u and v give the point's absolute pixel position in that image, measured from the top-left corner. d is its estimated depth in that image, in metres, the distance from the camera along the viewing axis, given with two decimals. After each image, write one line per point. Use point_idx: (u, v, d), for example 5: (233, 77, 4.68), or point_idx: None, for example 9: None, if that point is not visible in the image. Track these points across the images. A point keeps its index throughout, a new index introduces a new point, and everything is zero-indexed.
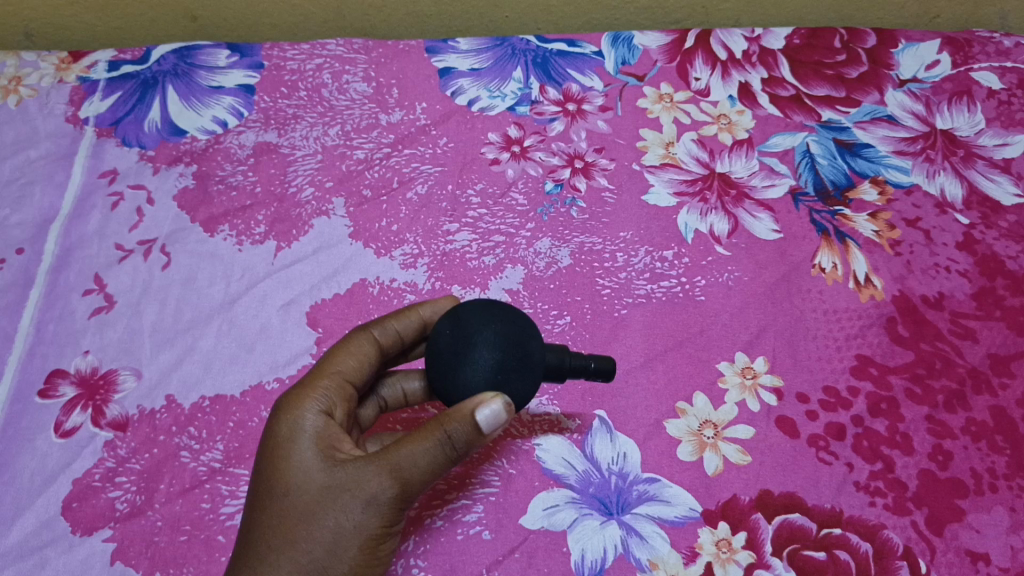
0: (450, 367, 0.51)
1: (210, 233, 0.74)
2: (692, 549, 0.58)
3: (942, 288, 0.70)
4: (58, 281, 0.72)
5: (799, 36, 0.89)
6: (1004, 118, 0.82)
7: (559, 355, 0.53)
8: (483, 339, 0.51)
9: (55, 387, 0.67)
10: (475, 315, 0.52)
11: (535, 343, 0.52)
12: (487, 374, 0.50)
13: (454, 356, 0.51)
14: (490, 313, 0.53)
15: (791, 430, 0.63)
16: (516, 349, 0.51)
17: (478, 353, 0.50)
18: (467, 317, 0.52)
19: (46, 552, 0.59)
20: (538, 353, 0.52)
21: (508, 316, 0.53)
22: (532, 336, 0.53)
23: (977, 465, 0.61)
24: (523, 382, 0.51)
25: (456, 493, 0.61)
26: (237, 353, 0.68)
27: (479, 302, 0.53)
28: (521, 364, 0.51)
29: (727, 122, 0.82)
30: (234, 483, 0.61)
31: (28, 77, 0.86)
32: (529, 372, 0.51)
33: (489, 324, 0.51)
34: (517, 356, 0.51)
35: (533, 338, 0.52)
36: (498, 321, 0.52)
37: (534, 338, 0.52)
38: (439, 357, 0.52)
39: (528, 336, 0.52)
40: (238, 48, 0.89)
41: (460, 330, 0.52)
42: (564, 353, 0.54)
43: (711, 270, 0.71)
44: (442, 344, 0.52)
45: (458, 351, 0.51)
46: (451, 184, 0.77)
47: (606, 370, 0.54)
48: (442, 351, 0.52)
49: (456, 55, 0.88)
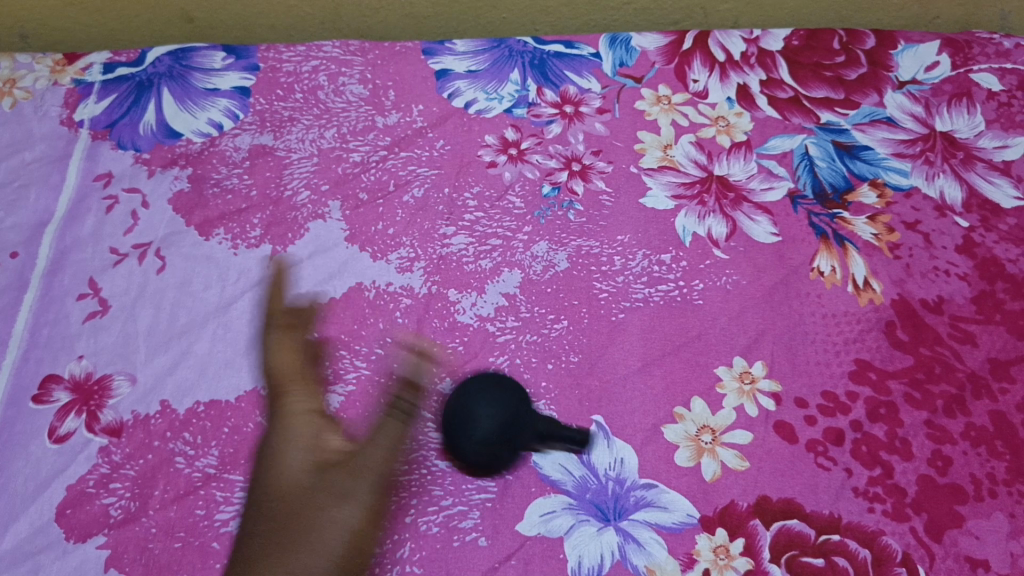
0: (458, 420, 0.58)
1: (205, 237, 0.74)
2: (689, 556, 0.58)
3: (942, 292, 0.69)
4: (54, 284, 0.72)
5: (798, 37, 0.89)
6: (1004, 120, 0.82)
7: (550, 424, 0.60)
8: (485, 397, 0.58)
9: (49, 392, 0.66)
10: (478, 387, 0.59)
11: (529, 411, 0.60)
12: (485, 432, 0.57)
13: (461, 415, 0.58)
14: (490, 383, 0.59)
15: (789, 435, 0.62)
16: (514, 414, 0.58)
17: (480, 408, 0.58)
18: (471, 387, 0.59)
19: (40, 559, 0.59)
20: (531, 421, 0.60)
21: (509, 392, 0.59)
22: (527, 407, 0.60)
23: (977, 471, 0.61)
24: (517, 440, 0.59)
25: (411, 468, 0.61)
26: (232, 358, 0.67)
27: (482, 380, 0.60)
28: (516, 425, 0.58)
29: (725, 124, 0.82)
30: (229, 489, 0.61)
31: (23, 79, 0.86)
32: (522, 435, 0.59)
33: (490, 396, 0.58)
34: (514, 421, 0.58)
35: (526, 406, 0.60)
36: (499, 390, 0.59)
37: (528, 407, 0.60)
38: (450, 419, 0.59)
39: (523, 406, 0.59)
40: (234, 50, 0.89)
41: (465, 398, 0.59)
42: (555, 424, 0.61)
43: (709, 273, 0.71)
44: (451, 411, 0.59)
45: (465, 411, 0.58)
46: (447, 187, 0.77)
47: (588, 440, 0.61)
48: (452, 418, 0.59)
49: (453, 57, 0.88)
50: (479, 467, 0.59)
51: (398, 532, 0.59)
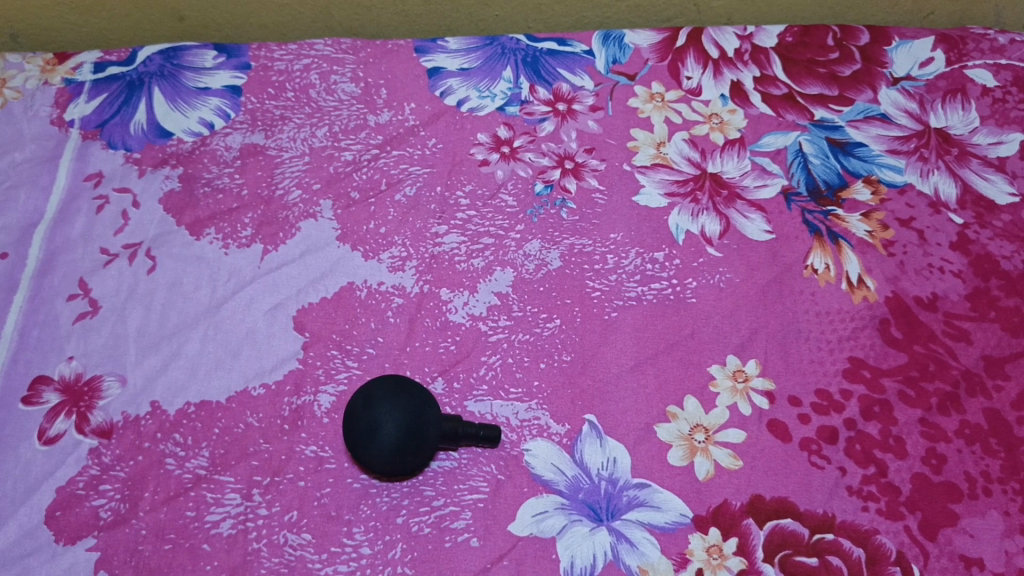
0: (363, 435, 0.57)
1: (196, 236, 0.73)
2: (682, 556, 0.57)
3: (936, 289, 0.69)
4: (43, 285, 0.71)
5: (792, 33, 0.89)
6: (998, 116, 0.81)
7: (453, 426, 0.59)
8: (386, 414, 0.57)
9: (39, 394, 0.66)
10: (386, 397, 0.58)
11: (431, 425, 0.58)
12: (394, 439, 0.57)
13: (367, 428, 0.57)
14: (394, 392, 0.59)
15: (783, 434, 0.62)
16: (415, 433, 0.57)
17: (385, 429, 0.57)
18: (378, 398, 0.58)
19: (29, 562, 0.58)
20: (432, 435, 0.58)
21: (414, 401, 0.59)
22: (430, 420, 0.58)
23: (971, 469, 0.61)
24: (418, 458, 0.58)
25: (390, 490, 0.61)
26: (223, 358, 0.67)
27: (390, 386, 0.59)
28: (416, 445, 0.57)
29: (719, 121, 0.81)
30: (219, 490, 0.60)
31: (13, 79, 0.85)
32: (424, 451, 0.58)
33: (396, 407, 0.58)
34: (415, 439, 0.57)
35: (430, 422, 0.58)
36: (404, 401, 0.58)
37: (431, 422, 0.58)
38: (353, 432, 0.58)
39: (424, 421, 0.58)
40: (225, 48, 0.88)
41: (369, 410, 0.58)
42: (458, 424, 0.60)
43: (702, 271, 0.70)
44: (355, 425, 0.58)
45: (369, 427, 0.57)
46: (439, 185, 0.76)
47: (493, 437, 0.60)
48: (356, 429, 0.58)
49: (445, 55, 0.87)
50: (395, 475, 0.59)
51: (389, 533, 0.59)
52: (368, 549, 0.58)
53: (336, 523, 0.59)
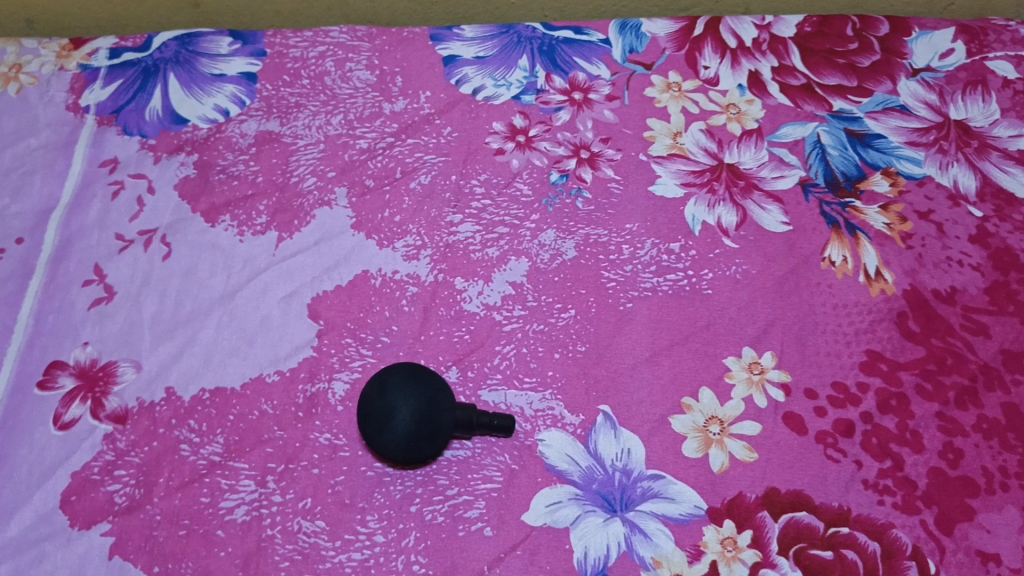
0: (376, 421, 0.57)
1: (211, 223, 0.74)
2: (696, 548, 0.57)
3: (955, 283, 0.68)
4: (59, 271, 0.72)
5: (811, 23, 0.87)
6: (1020, 108, 0.80)
7: (467, 413, 0.59)
8: (400, 401, 0.57)
9: (55, 379, 0.66)
10: (401, 385, 0.58)
11: (445, 413, 0.58)
12: (407, 426, 0.57)
13: (381, 415, 0.57)
14: (408, 379, 0.59)
15: (798, 427, 0.62)
16: (429, 421, 0.57)
17: (398, 416, 0.57)
18: (392, 385, 0.58)
19: (44, 546, 0.59)
20: (446, 424, 0.58)
21: (427, 389, 0.58)
22: (443, 408, 0.58)
23: (988, 464, 0.60)
24: (430, 447, 0.58)
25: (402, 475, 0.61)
26: (238, 346, 0.67)
27: (405, 373, 0.59)
28: (430, 434, 0.58)
29: (736, 111, 0.81)
30: (234, 477, 0.61)
31: (28, 65, 0.85)
32: (437, 440, 0.58)
33: (410, 394, 0.58)
34: (429, 427, 0.57)
35: (444, 410, 0.58)
36: (418, 388, 0.58)
37: (444, 409, 0.58)
38: (367, 419, 0.58)
39: (438, 410, 0.58)
40: (240, 35, 0.88)
41: (382, 397, 0.58)
42: (472, 412, 0.60)
43: (718, 263, 0.70)
44: (369, 410, 0.58)
45: (382, 413, 0.57)
46: (454, 174, 0.76)
47: (507, 426, 0.60)
48: (370, 415, 0.58)
49: (460, 43, 0.87)
50: (407, 463, 0.59)
51: (403, 521, 0.59)
52: (382, 537, 0.58)
53: (350, 510, 0.59)
